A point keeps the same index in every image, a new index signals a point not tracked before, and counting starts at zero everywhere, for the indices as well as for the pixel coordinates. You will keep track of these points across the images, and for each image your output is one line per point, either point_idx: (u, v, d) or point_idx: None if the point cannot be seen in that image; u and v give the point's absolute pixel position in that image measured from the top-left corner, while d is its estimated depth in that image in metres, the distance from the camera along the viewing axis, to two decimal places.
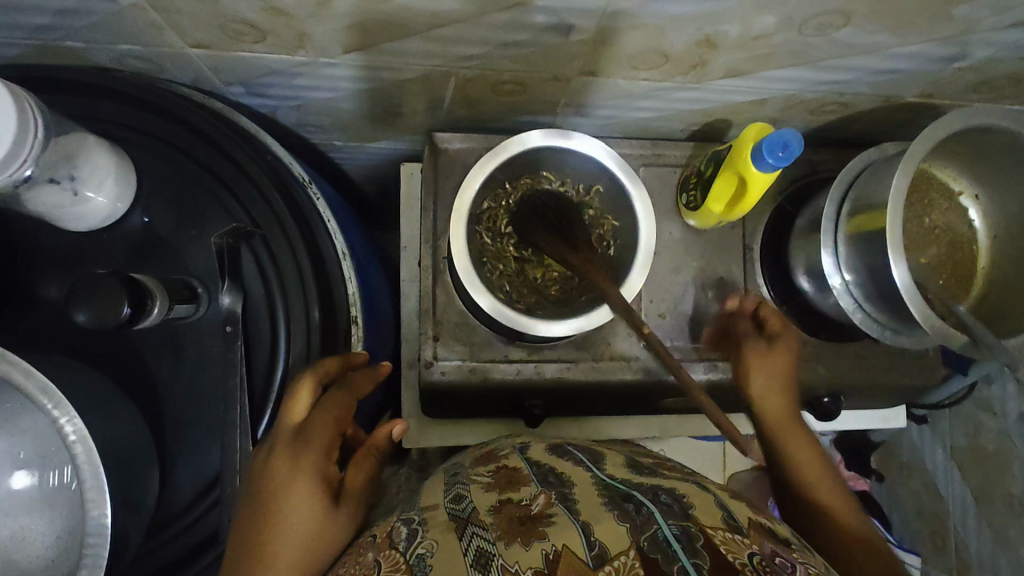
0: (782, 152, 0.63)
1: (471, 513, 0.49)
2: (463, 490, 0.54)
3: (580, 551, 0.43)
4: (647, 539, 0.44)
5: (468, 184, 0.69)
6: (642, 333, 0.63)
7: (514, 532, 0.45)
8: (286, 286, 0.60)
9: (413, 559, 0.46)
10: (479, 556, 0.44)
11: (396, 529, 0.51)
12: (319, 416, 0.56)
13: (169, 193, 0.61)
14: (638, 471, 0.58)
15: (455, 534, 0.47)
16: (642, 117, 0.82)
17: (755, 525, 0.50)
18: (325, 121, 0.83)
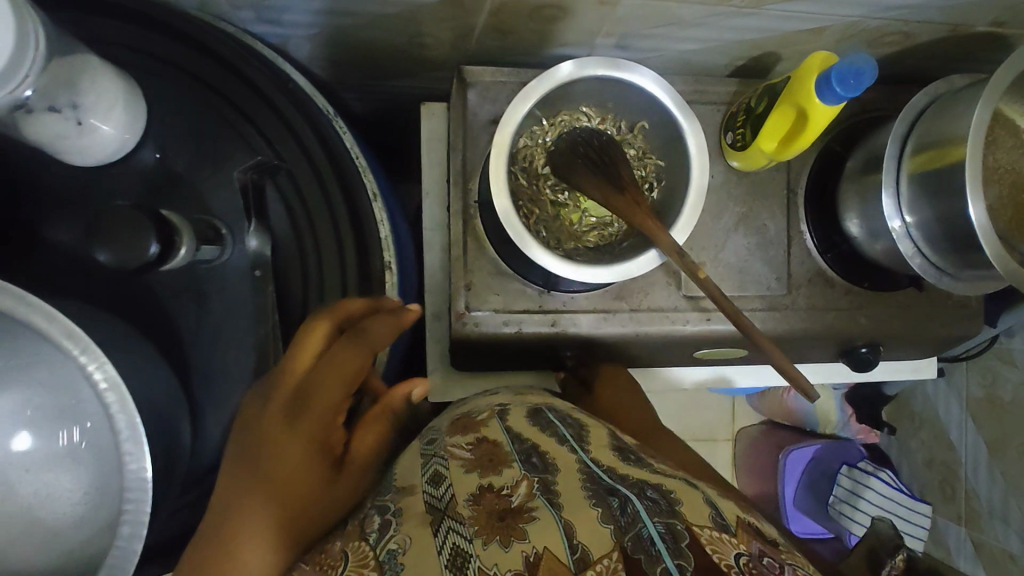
0: (852, 83, 0.58)
1: (448, 505, 0.47)
2: (442, 467, 0.52)
3: (562, 554, 0.41)
4: (632, 540, 0.42)
5: (508, 119, 0.63)
6: (699, 277, 0.61)
7: (493, 530, 0.44)
8: (319, 228, 0.56)
9: (383, 556, 0.44)
10: (454, 555, 0.43)
11: (369, 518, 0.49)
12: (325, 366, 0.51)
13: (184, 126, 0.55)
14: (623, 455, 0.57)
15: (429, 529, 0.45)
16: (686, 50, 0.76)
17: (743, 524, 0.48)
18: (341, 53, 0.77)
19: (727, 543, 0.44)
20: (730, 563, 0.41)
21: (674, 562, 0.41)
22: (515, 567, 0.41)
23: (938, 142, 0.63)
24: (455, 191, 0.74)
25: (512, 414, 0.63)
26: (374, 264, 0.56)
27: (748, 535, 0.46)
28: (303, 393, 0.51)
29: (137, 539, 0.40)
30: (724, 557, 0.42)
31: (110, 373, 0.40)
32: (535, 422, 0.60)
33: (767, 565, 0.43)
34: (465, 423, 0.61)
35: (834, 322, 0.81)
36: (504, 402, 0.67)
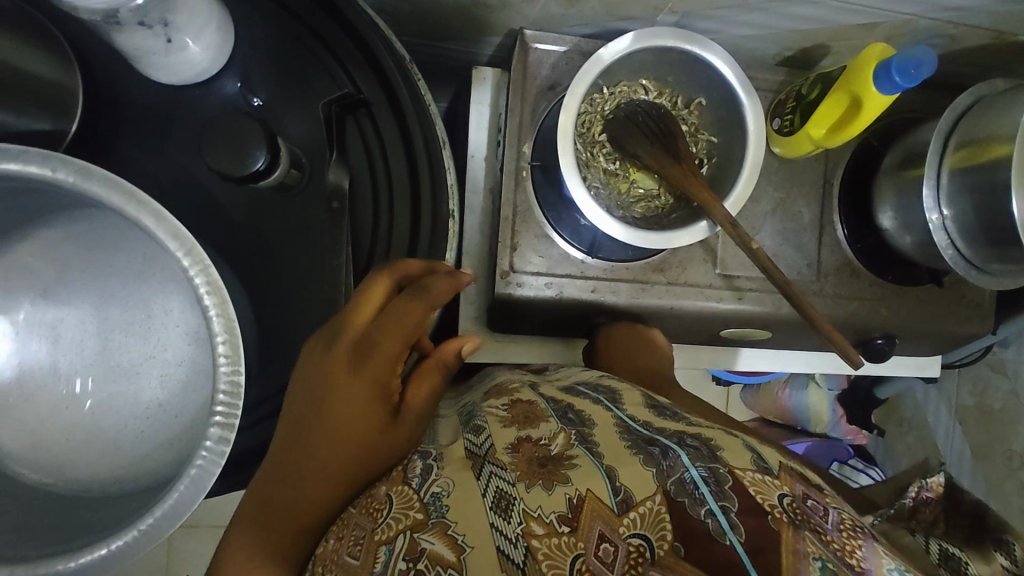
0: (911, 72, 0.61)
1: (487, 451, 0.48)
2: (482, 423, 0.53)
3: (605, 496, 0.42)
4: (674, 483, 0.43)
5: (579, 80, 0.65)
6: (751, 247, 0.62)
7: (534, 474, 0.44)
8: (394, 170, 0.57)
9: (427, 500, 0.44)
10: (499, 496, 0.43)
11: (412, 464, 0.50)
12: (389, 320, 0.51)
13: (270, 55, 0.56)
14: (658, 412, 0.59)
15: (471, 472, 0.46)
16: (740, 36, 0.78)
17: (785, 469, 0.50)
18: (404, 8, 0.77)
19: (768, 484, 0.46)
20: (773, 504, 0.43)
21: (717, 503, 0.42)
22: (559, 509, 0.41)
23: (982, 140, 0.66)
24: (508, 152, 0.76)
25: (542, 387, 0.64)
26: (442, 207, 0.57)
27: (789, 479, 0.48)
28: (365, 347, 0.50)
29: (224, 443, 0.41)
30: (767, 497, 0.44)
31: (211, 277, 0.40)
32: (565, 392, 0.62)
33: (811, 507, 0.45)
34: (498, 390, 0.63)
35: (857, 311, 0.84)
36: (531, 378, 0.69)
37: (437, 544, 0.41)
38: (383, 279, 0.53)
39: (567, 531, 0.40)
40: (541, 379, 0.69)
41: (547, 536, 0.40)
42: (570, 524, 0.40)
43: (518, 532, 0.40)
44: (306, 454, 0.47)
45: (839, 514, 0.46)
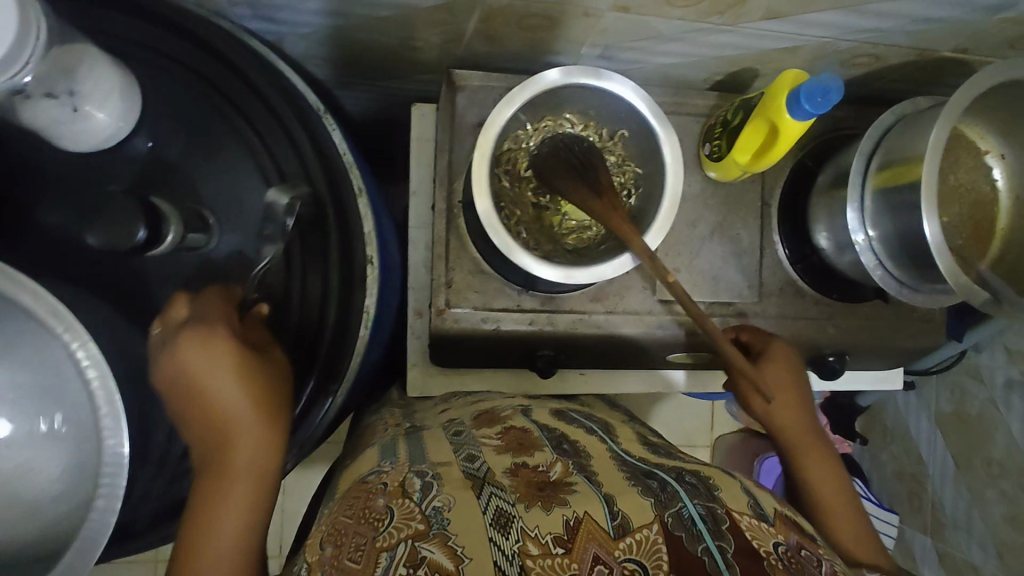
0: (821, 100, 0.61)
1: (486, 475, 0.50)
2: (475, 450, 0.56)
3: (603, 520, 0.44)
4: (671, 513, 0.46)
5: (494, 119, 0.66)
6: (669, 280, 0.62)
7: (533, 496, 0.46)
8: (307, 226, 0.59)
9: (429, 512, 0.46)
10: (498, 514, 0.45)
11: (410, 480, 0.51)
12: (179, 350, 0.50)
13: (178, 116, 0.57)
14: (652, 450, 0.63)
15: (473, 492, 0.48)
16: (668, 64, 0.78)
17: (779, 518, 0.51)
18: (334, 52, 0.79)
19: (764, 530, 0.48)
20: (769, 551, 0.46)
21: (714, 542, 0.44)
22: (555, 530, 0.43)
23: (900, 160, 0.65)
24: (440, 191, 0.77)
25: (536, 414, 0.67)
26: (356, 260, 0.58)
27: (785, 527, 0.51)
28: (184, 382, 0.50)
29: (111, 513, 0.42)
30: (763, 543, 0.46)
31: (93, 352, 0.41)
32: (559, 419, 0.66)
33: (803, 556, 0.48)
34: (488, 418, 0.65)
35: (803, 331, 0.84)
36: (523, 405, 0.71)
37: (436, 554, 0.41)
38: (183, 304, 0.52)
39: (561, 552, 0.42)
40: (533, 405, 0.72)
41: (542, 556, 0.41)
42: (564, 545, 0.42)
43: (514, 550, 0.42)
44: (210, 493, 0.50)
45: (830, 565, 0.49)
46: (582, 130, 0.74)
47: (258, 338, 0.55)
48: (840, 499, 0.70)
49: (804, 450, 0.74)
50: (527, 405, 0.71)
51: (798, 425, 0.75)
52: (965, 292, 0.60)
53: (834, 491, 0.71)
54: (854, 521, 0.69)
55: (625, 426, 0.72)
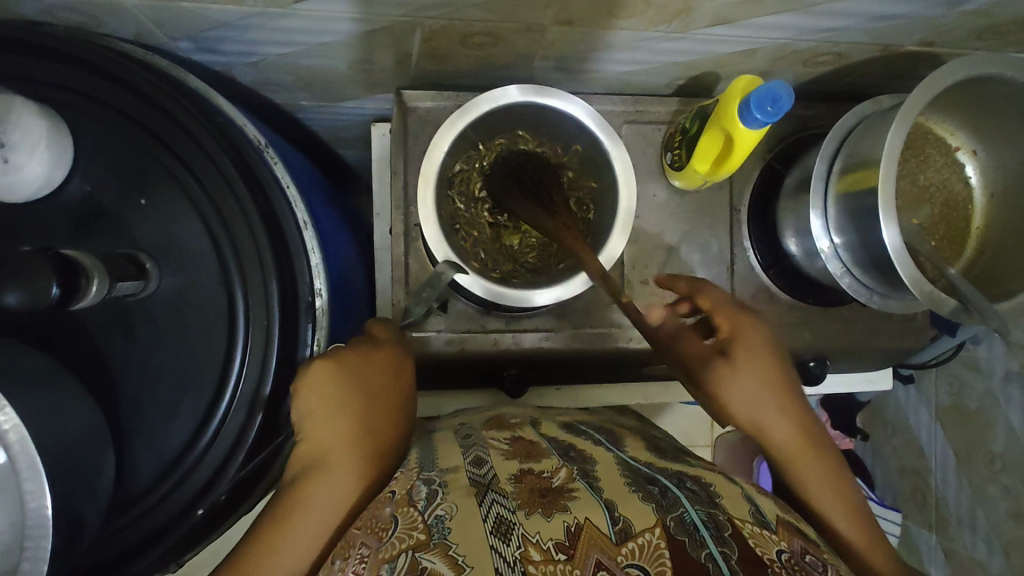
0: (771, 108, 0.59)
1: (492, 481, 0.48)
2: (483, 455, 0.53)
3: (603, 525, 0.42)
4: (673, 519, 0.43)
5: (436, 145, 0.66)
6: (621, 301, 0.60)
7: (535, 502, 0.45)
8: (244, 262, 0.56)
9: (431, 521, 0.44)
10: (499, 521, 0.43)
11: (417, 488, 0.49)
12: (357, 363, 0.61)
13: (110, 162, 0.57)
14: (662, 457, 0.59)
15: (474, 499, 0.45)
16: (624, 72, 0.76)
17: (785, 524, 0.48)
18: (287, 79, 0.78)
19: (768, 539, 0.45)
20: (773, 558, 0.43)
21: (717, 548, 0.42)
22: (557, 535, 0.41)
23: (861, 164, 0.63)
24: (396, 214, 0.76)
25: (544, 425, 0.62)
26: (301, 294, 0.59)
27: (788, 533, 0.47)
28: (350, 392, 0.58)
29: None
30: (766, 551, 0.44)
31: (11, 417, 0.42)
32: (569, 432, 0.60)
33: (809, 563, 0.45)
34: (500, 423, 0.61)
35: (779, 337, 0.81)
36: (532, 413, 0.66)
37: (438, 564, 0.40)
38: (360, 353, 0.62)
39: (564, 559, 0.40)
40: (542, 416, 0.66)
41: (544, 562, 0.40)
42: (567, 551, 0.40)
43: (516, 556, 0.40)
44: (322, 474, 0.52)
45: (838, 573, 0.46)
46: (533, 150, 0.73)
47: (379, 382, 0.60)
48: (845, 499, 0.60)
49: (800, 450, 0.62)
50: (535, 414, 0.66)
51: (788, 422, 0.64)
52: (931, 301, 0.58)
53: (835, 490, 0.60)
54: (864, 524, 0.60)
55: (636, 435, 0.67)
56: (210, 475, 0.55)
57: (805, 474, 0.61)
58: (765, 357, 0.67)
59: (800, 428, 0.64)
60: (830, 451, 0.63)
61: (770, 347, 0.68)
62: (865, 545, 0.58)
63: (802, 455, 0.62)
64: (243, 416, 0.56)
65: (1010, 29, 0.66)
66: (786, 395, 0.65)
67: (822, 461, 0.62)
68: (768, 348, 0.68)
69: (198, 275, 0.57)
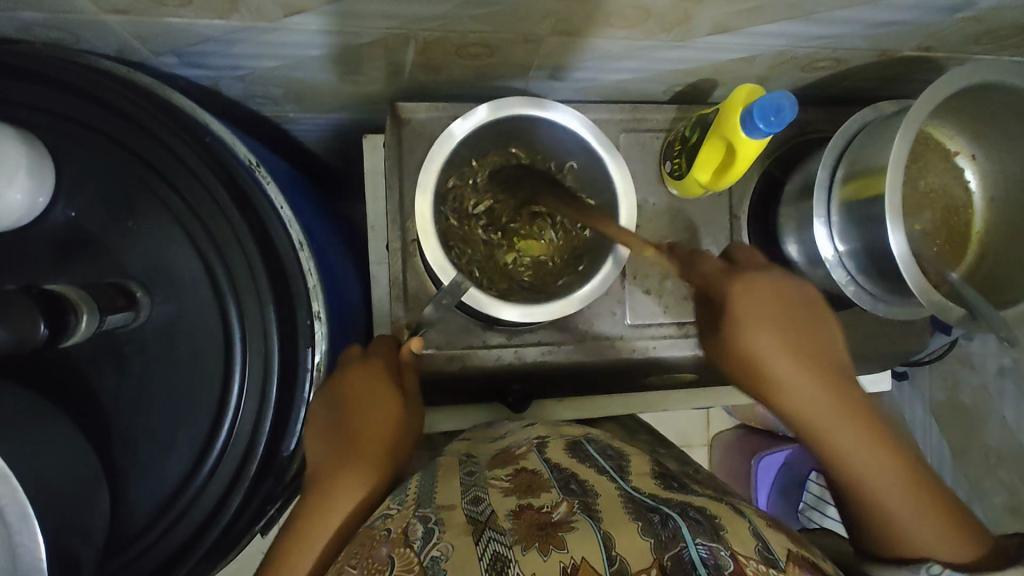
0: (775, 118, 0.58)
1: (489, 517, 0.47)
2: (482, 492, 0.52)
3: (599, 565, 0.41)
4: (670, 557, 0.42)
5: (432, 160, 0.65)
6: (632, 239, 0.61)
7: (531, 537, 0.44)
8: (238, 286, 0.55)
9: (427, 563, 0.43)
10: (494, 559, 0.42)
11: (413, 526, 0.48)
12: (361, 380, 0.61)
13: (94, 187, 0.55)
14: (667, 484, 0.56)
15: (471, 538, 0.45)
16: (621, 80, 0.75)
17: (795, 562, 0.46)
18: (275, 91, 0.76)
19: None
20: None
21: None
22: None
23: (866, 170, 0.62)
24: (393, 229, 0.74)
25: (549, 451, 0.60)
26: (298, 317, 0.57)
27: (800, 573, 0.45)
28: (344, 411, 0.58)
29: None
30: None
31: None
32: (574, 457, 0.58)
33: None
34: (504, 457, 0.60)
35: None
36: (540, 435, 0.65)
37: None
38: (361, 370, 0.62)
39: None
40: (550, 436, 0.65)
41: None
42: None
43: None
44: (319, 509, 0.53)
45: None
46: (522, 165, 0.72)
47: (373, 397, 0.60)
48: (879, 476, 0.56)
49: (822, 423, 0.58)
50: (543, 436, 0.65)
51: (819, 392, 0.59)
52: (937, 309, 0.58)
53: (868, 465, 0.57)
54: (913, 501, 0.55)
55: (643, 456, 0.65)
56: (210, 509, 0.54)
57: (827, 449, 0.58)
58: (774, 314, 0.61)
59: (825, 395, 0.59)
60: (863, 419, 0.58)
61: (773, 301, 0.62)
62: (908, 528, 0.55)
63: (826, 430, 0.58)
64: (243, 447, 0.54)
65: (1008, 33, 0.66)
66: (814, 358, 0.60)
67: (853, 432, 0.57)
68: (768, 302, 0.61)
69: (191, 301, 0.55)
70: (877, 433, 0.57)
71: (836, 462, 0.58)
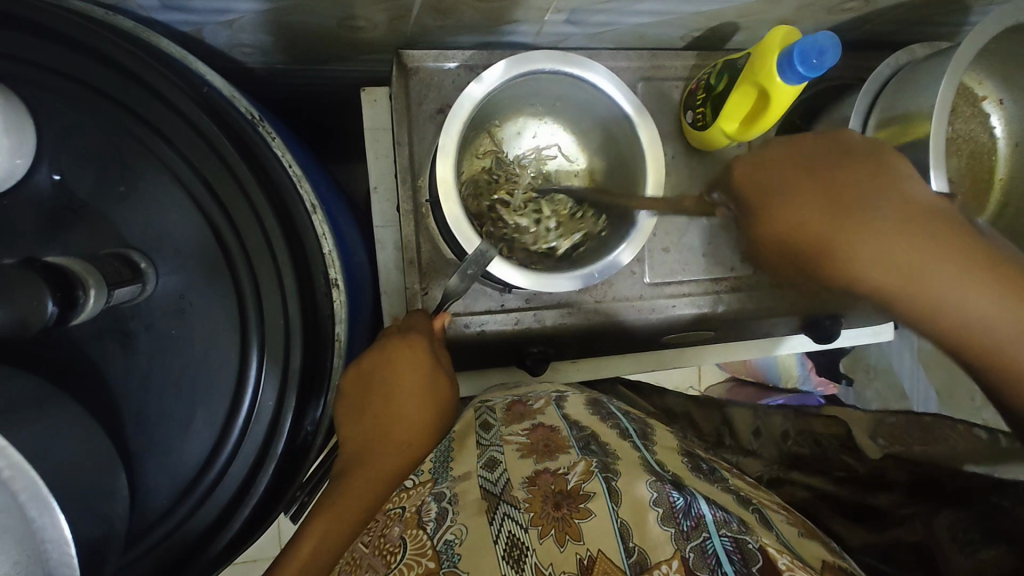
0: (816, 61, 0.55)
1: (504, 489, 0.45)
2: (498, 454, 0.49)
3: (618, 557, 0.39)
4: (694, 549, 0.40)
5: (458, 111, 0.60)
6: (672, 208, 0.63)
7: (548, 521, 0.42)
8: (254, 255, 0.50)
9: (441, 547, 0.41)
10: (511, 546, 0.40)
11: (427, 505, 0.46)
12: (382, 361, 0.58)
13: (81, 146, 0.49)
14: (691, 463, 0.53)
15: (486, 516, 0.43)
16: (640, 24, 0.71)
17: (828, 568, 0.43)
18: (265, 41, 0.69)
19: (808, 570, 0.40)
20: None
21: None
22: (569, 569, 0.39)
23: (900, 118, 0.60)
24: (404, 189, 0.70)
25: (569, 406, 0.58)
26: (318, 287, 0.53)
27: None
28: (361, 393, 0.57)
29: None
30: None
31: (12, 459, 0.37)
32: (594, 416, 0.56)
33: None
34: (521, 411, 0.56)
35: (798, 299, 0.80)
36: (558, 389, 0.63)
37: None
38: (377, 351, 0.58)
39: None
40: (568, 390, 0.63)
41: None
42: None
43: None
44: (325, 507, 0.50)
45: None
46: (544, 121, 0.73)
47: (386, 379, 0.57)
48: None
49: (928, 280, 0.45)
50: (563, 391, 0.63)
51: (902, 248, 0.45)
52: None
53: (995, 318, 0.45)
54: None
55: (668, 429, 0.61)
56: (236, 490, 0.51)
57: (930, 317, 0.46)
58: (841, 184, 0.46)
59: (921, 242, 0.45)
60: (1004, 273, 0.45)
61: (813, 170, 0.47)
62: None
63: (911, 290, 0.46)
64: (267, 425, 0.51)
65: None
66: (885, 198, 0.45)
67: (962, 282, 0.45)
68: (819, 172, 0.47)
69: (201, 271, 0.51)
70: (993, 270, 0.45)
71: (948, 326, 0.47)
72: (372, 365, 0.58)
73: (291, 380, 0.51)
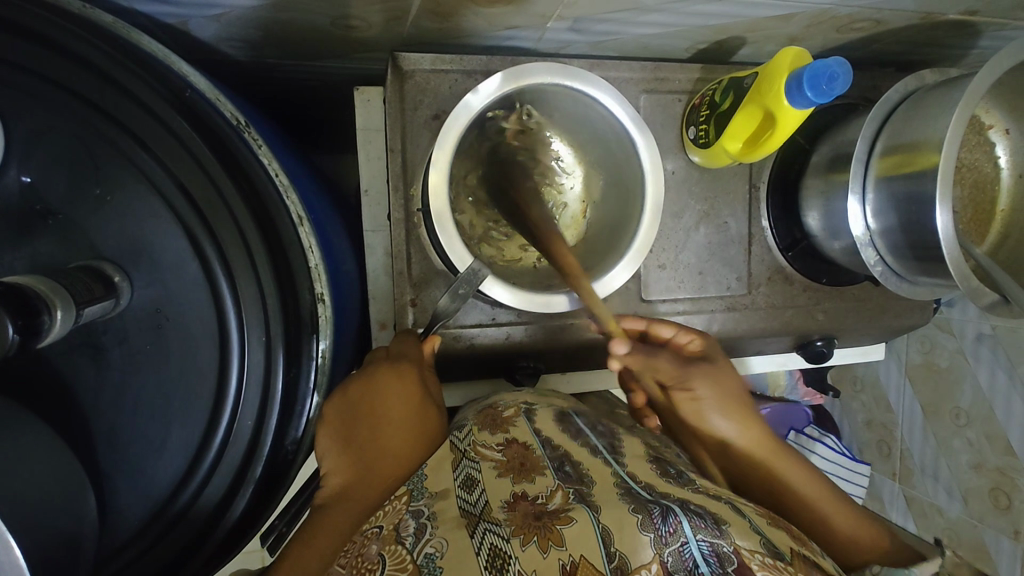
0: (825, 86, 0.53)
1: (483, 508, 0.43)
2: (473, 471, 0.47)
3: (598, 562, 0.38)
4: (672, 554, 0.38)
5: (452, 124, 0.58)
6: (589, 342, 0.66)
7: (529, 529, 0.40)
8: (235, 271, 0.48)
9: (421, 561, 0.40)
10: (493, 556, 0.39)
11: (404, 520, 0.44)
12: (374, 389, 0.56)
13: (53, 147, 0.46)
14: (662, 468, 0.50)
15: (466, 531, 0.41)
16: (644, 34, 0.68)
17: (798, 559, 0.42)
18: (255, 36, 0.65)
19: (781, 571, 0.40)
20: None
21: None
22: None
23: (906, 146, 0.59)
24: (396, 197, 0.67)
25: (539, 415, 0.54)
26: (302, 305, 0.51)
27: (805, 566, 0.42)
28: (348, 420, 0.54)
29: None
30: None
31: None
32: (565, 427, 0.53)
33: None
34: (492, 417, 0.53)
35: (792, 319, 0.79)
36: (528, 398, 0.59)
37: None
38: (362, 379, 0.57)
39: None
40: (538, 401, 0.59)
41: None
42: None
43: None
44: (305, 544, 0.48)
45: None
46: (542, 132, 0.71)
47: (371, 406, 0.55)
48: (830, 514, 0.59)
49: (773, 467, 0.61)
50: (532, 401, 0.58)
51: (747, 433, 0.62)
52: (973, 294, 0.56)
53: (853, 529, 0.58)
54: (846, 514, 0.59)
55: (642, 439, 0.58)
56: (211, 512, 0.49)
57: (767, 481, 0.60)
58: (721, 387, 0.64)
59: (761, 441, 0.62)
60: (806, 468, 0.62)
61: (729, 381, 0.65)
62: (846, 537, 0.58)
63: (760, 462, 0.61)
64: (246, 445, 0.49)
65: None
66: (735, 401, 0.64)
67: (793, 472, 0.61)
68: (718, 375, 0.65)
69: (180, 285, 0.49)
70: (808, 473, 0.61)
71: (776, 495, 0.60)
72: (363, 388, 0.56)
73: (271, 402, 0.49)
